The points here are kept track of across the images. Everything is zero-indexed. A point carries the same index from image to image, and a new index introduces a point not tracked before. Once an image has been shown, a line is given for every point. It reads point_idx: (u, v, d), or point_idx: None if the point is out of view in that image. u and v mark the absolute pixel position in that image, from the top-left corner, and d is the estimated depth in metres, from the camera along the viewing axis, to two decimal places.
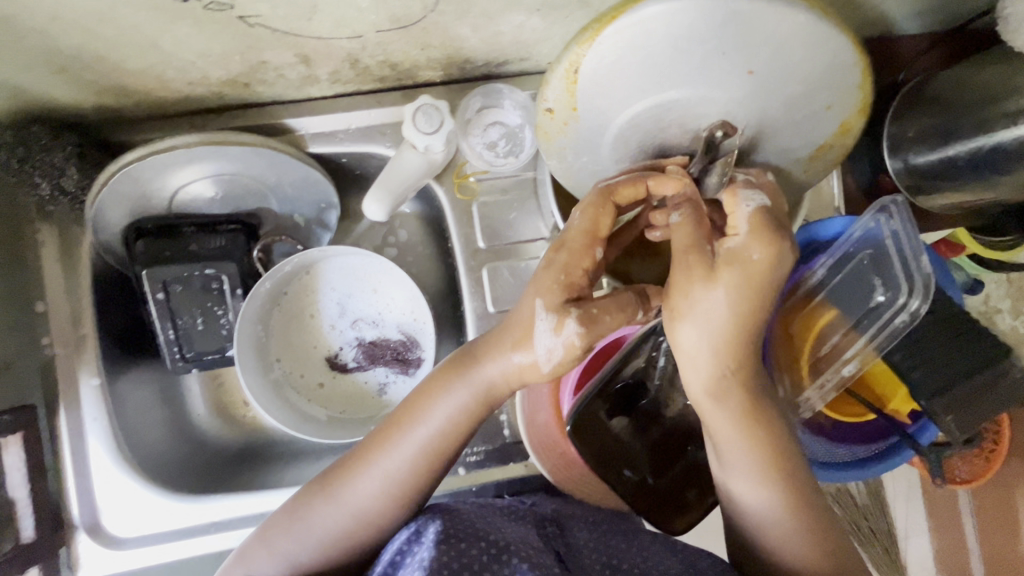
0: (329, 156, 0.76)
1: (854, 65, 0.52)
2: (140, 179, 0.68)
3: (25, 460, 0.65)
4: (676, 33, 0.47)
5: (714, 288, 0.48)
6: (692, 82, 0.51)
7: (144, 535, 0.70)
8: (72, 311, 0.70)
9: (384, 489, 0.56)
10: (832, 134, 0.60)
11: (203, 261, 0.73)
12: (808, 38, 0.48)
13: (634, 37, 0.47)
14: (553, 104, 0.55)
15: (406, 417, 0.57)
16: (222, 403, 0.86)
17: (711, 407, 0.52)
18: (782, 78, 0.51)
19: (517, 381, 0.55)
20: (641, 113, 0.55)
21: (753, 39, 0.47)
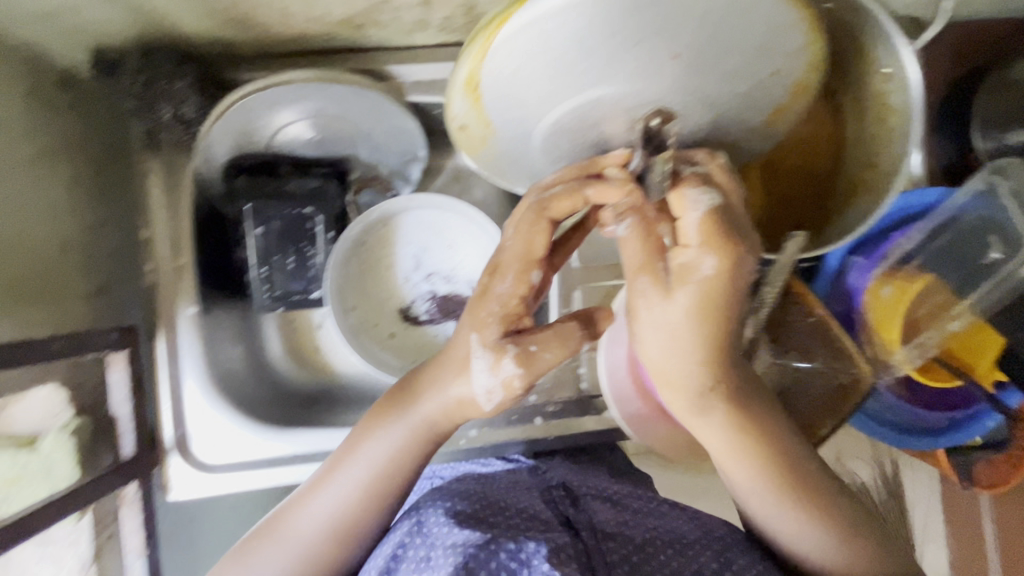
0: (425, 106, 0.77)
1: (796, 22, 0.43)
2: (250, 114, 0.70)
3: (128, 379, 0.67)
4: (571, 36, 0.40)
5: (670, 305, 0.43)
6: (614, 81, 0.44)
7: (232, 462, 0.73)
8: (174, 241, 0.72)
9: (334, 520, 0.53)
10: (787, 95, 0.53)
11: (299, 200, 0.74)
12: (731, 11, 0.40)
13: (534, 42, 0.40)
14: (462, 120, 0.53)
15: (344, 458, 0.54)
16: (294, 343, 0.85)
17: (700, 420, 0.48)
18: (717, 48, 0.42)
19: (456, 410, 0.52)
20: (568, 114, 0.48)
21: (608, 31, 0.39)
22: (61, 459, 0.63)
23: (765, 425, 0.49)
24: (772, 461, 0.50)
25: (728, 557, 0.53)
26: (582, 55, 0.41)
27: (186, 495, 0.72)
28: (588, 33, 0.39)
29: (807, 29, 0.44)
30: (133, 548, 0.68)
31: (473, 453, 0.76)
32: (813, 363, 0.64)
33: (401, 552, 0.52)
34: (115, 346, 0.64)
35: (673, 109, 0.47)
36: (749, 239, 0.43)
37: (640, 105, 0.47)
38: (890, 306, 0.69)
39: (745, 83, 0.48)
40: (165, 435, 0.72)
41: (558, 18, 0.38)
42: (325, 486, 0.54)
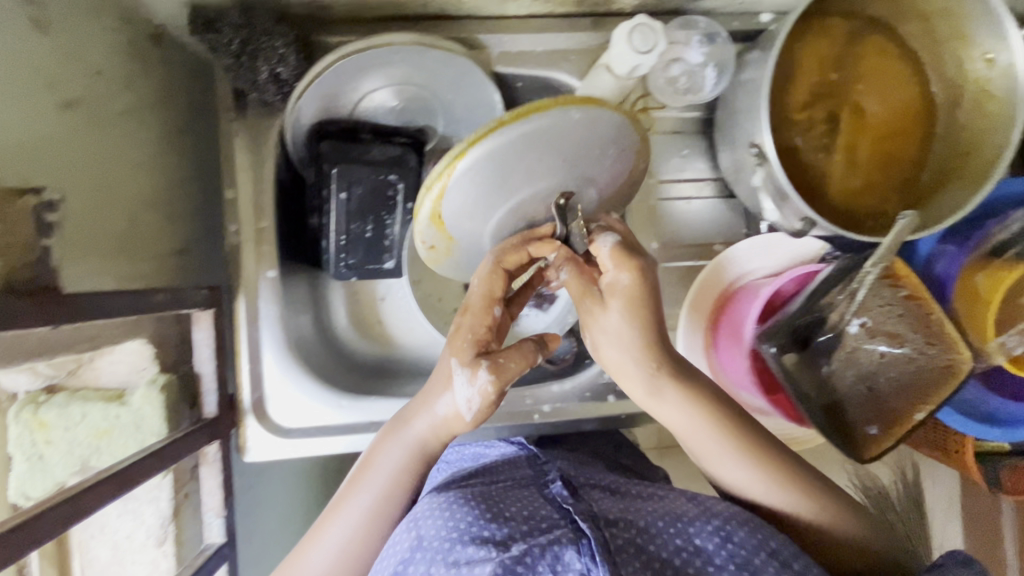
0: (509, 78, 0.76)
1: (620, 122, 0.57)
2: (343, 76, 0.68)
3: (212, 339, 0.66)
4: (504, 159, 0.54)
5: (608, 313, 0.56)
6: (530, 184, 0.59)
7: (307, 427, 0.73)
8: (257, 202, 0.72)
9: (360, 521, 0.58)
10: (632, 160, 0.63)
11: (383, 167, 0.72)
12: (582, 127, 0.55)
13: (479, 170, 0.54)
14: (431, 242, 0.62)
15: (351, 489, 0.60)
16: (360, 317, 0.85)
17: (659, 398, 0.59)
18: (581, 154, 0.58)
19: (443, 430, 0.59)
20: (518, 198, 0.60)
21: (545, 146, 0.55)
22: (149, 414, 0.64)
23: (716, 404, 0.59)
24: (739, 433, 0.59)
25: (727, 531, 0.51)
26: (532, 160, 0.56)
27: (263, 455, 0.72)
28: (535, 146, 0.54)
29: (631, 123, 0.58)
30: (210, 507, 0.67)
31: (545, 427, 0.77)
32: (903, 348, 0.65)
33: (405, 567, 0.50)
34: (202, 305, 0.62)
35: (578, 182, 0.61)
36: (648, 260, 0.57)
37: (552, 185, 0.59)
38: (986, 294, 0.67)
39: (616, 168, 0.63)
40: (243, 396, 0.72)
41: (515, 137, 0.53)
42: (350, 497, 0.60)
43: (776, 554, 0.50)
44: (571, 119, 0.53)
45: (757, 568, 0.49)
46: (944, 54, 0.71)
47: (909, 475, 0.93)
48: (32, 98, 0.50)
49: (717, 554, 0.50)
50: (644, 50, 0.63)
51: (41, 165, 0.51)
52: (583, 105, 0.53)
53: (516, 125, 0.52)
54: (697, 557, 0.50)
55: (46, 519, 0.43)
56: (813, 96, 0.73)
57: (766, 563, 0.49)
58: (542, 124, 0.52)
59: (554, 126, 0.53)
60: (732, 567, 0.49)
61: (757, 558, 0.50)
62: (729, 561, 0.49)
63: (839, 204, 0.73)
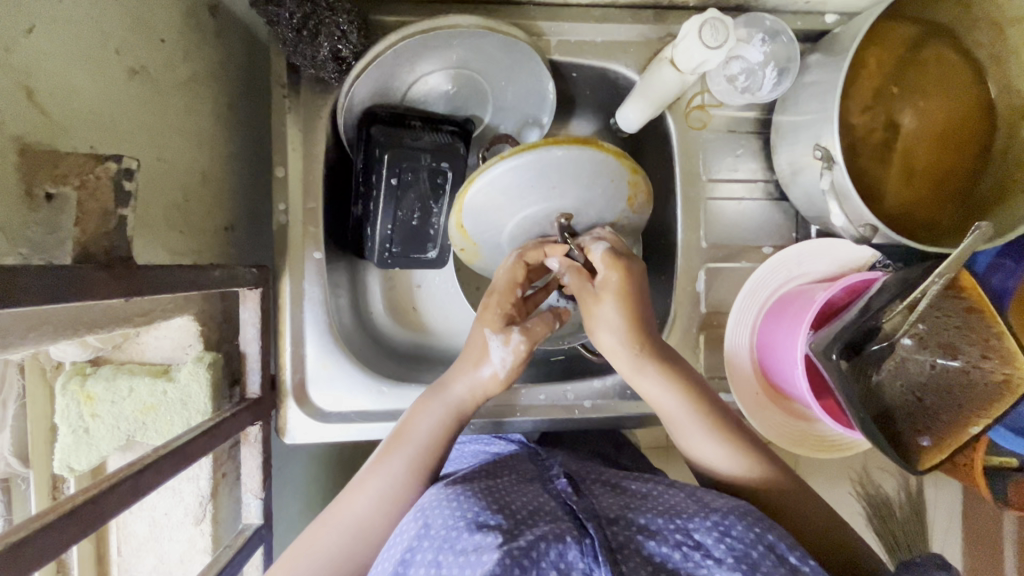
0: (565, 67, 0.75)
1: (606, 156, 0.57)
2: (399, 60, 0.65)
3: (258, 317, 0.64)
4: (502, 188, 0.58)
5: (602, 305, 0.59)
6: (530, 206, 0.61)
7: (346, 411, 0.72)
8: (306, 181, 0.70)
9: (385, 497, 0.57)
10: (627, 192, 0.64)
11: (433, 154, 0.70)
12: (569, 162, 0.57)
13: (483, 193, 0.59)
14: (462, 246, 0.67)
15: (398, 438, 0.60)
16: (396, 304, 0.84)
17: (644, 382, 0.61)
18: (568, 186, 0.59)
19: (486, 390, 0.63)
20: (520, 224, 0.64)
21: (534, 178, 0.58)
22: (196, 391, 0.63)
23: (696, 382, 0.62)
24: (715, 412, 0.61)
25: (725, 525, 0.46)
26: (522, 192, 0.59)
27: (302, 437, 0.71)
28: (522, 180, 0.58)
29: (617, 158, 0.58)
30: (249, 488, 0.67)
31: (585, 422, 0.76)
32: (958, 361, 0.64)
33: (410, 557, 0.46)
34: (251, 285, 0.60)
35: (574, 212, 0.63)
36: (636, 263, 0.60)
37: (548, 215, 0.63)
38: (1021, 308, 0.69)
39: (614, 198, 0.64)
40: (285, 377, 0.71)
41: (504, 171, 0.57)
42: (373, 473, 0.58)
43: (775, 549, 0.45)
44: (557, 157, 0.56)
45: (756, 563, 0.44)
46: (1009, 63, 0.69)
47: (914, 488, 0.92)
48: (102, 65, 0.49)
49: (717, 547, 0.45)
50: (713, 46, 0.61)
51: (107, 134, 0.50)
52: (568, 144, 0.55)
53: (502, 163, 0.56)
54: (693, 552, 0.45)
55: (113, 495, 0.42)
56: (873, 100, 0.72)
57: (766, 558, 0.44)
58: (524, 161, 0.56)
59: (536, 163, 0.56)
60: (732, 561, 0.44)
61: (755, 551, 0.44)
62: (728, 554, 0.44)
63: (894, 212, 0.71)
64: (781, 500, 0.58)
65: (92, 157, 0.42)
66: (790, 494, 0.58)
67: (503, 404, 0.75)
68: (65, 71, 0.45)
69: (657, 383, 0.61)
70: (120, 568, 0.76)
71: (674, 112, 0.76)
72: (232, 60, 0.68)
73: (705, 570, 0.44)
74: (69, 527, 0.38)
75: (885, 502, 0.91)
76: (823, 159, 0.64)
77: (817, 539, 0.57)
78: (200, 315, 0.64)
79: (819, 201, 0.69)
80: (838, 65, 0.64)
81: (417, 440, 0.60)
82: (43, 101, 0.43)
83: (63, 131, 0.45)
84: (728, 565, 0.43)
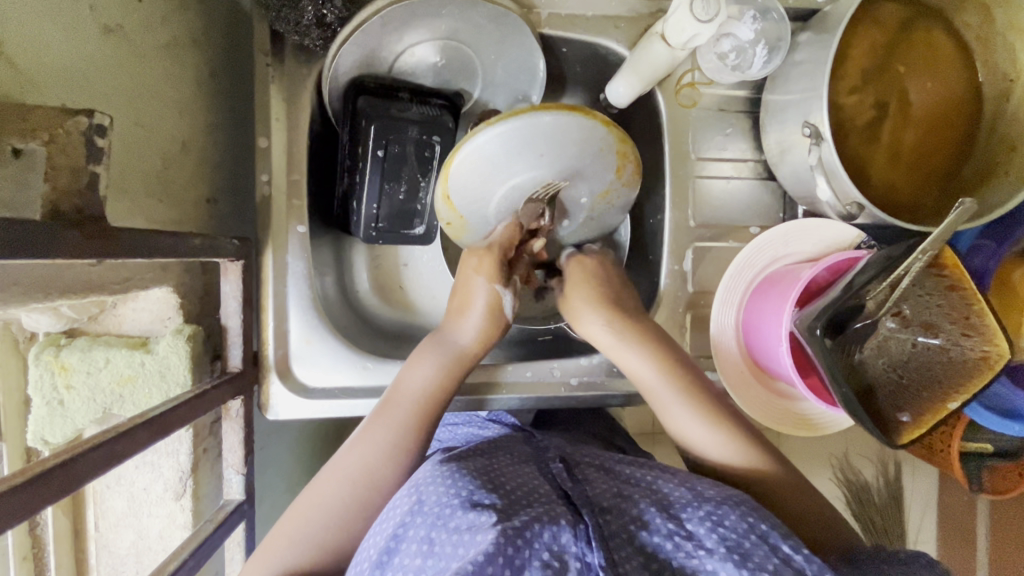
0: (555, 43, 0.74)
1: (595, 124, 0.55)
2: (387, 29, 0.64)
3: (240, 291, 0.62)
4: (490, 156, 0.55)
5: (580, 296, 0.70)
6: (517, 173, 0.57)
7: (329, 388, 0.71)
8: (290, 153, 0.69)
9: (398, 442, 0.59)
10: (617, 162, 0.61)
11: (418, 128, 0.69)
12: (557, 130, 0.54)
13: (470, 161, 0.56)
14: (447, 219, 0.62)
15: (390, 397, 0.62)
16: (382, 282, 0.83)
17: (627, 361, 0.66)
18: (558, 155, 0.56)
19: (488, 338, 0.66)
20: (508, 193, 0.60)
21: (521, 145, 0.55)
22: (175, 364, 0.62)
23: (671, 352, 0.66)
24: (688, 383, 0.65)
25: (718, 515, 0.46)
26: (509, 160, 0.56)
27: (286, 413, 0.70)
28: (510, 147, 0.55)
29: (606, 127, 0.56)
30: (231, 463, 0.66)
31: (571, 400, 0.76)
32: (938, 339, 0.65)
33: (402, 533, 0.45)
34: (233, 256, 0.59)
35: (560, 182, 0.60)
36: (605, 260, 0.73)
37: (538, 183, 0.59)
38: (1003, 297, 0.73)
39: (602, 171, 0.61)
40: (268, 353, 0.70)
41: (490, 139, 0.54)
42: (385, 413, 0.61)
43: (766, 538, 0.45)
44: (544, 124, 0.54)
45: (749, 553, 0.43)
46: (996, 45, 0.70)
47: (891, 472, 0.93)
48: (75, 22, 0.47)
49: (708, 538, 0.45)
50: (704, 20, 0.60)
51: (80, 93, 0.48)
52: (554, 111, 0.53)
53: (489, 129, 0.54)
54: (683, 540, 0.45)
55: (87, 461, 0.41)
56: (863, 80, 0.72)
57: (758, 548, 0.44)
58: (511, 128, 0.53)
59: (522, 130, 0.54)
60: (723, 551, 0.43)
61: (747, 541, 0.44)
62: (719, 544, 0.44)
63: (880, 193, 0.72)
64: (760, 471, 0.59)
65: (63, 112, 0.41)
66: (766, 464, 0.59)
67: (485, 382, 0.74)
68: (33, 23, 0.44)
69: (640, 361, 0.66)
70: (97, 544, 0.75)
71: (665, 90, 0.75)
72: (214, 25, 0.66)
73: (697, 560, 0.43)
74: (40, 493, 0.37)
75: (862, 486, 0.92)
76: (812, 136, 0.64)
77: (793, 511, 0.57)
78: (180, 287, 0.63)
79: (807, 180, 0.69)
80: (827, 44, 0.64)
81: (417, 388, 0.62)
82: (12, 52, 0.42)
83: (31, 85, 0.44)
84: (720, 555, 0.43)
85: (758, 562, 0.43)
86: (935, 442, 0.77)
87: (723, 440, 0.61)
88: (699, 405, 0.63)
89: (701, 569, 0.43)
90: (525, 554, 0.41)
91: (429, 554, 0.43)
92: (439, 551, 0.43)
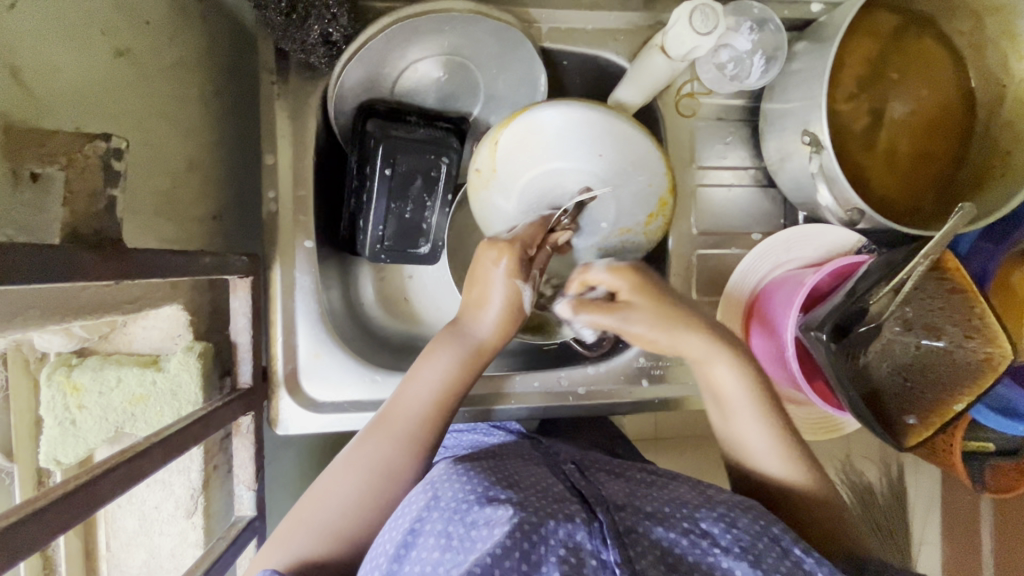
0: (555, 55, 0.75)
1: (656, 154, 0.65)
2: (392, 45, 0.64)
3: (249, 307, 0.63)
4: (560, 129, 0.62)
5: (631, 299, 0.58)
6: (568, 158, 0.64)
7: (338, 401, 0.71)
8: (296, 169, 0.70)
9: (409, 439, 0.57)
10: (654, 207, 0.69)
11: (426, 147, 0.70)
12: (626, 138, 0.63)
13: (537, 124, 0.62)
14: (479, 165, 0.67)
15: (399, 397, 0.59)
16: (387, 294, 0.83)
17: (713, 370, 0.60)
18: (613, 160, 0.64)
19: (507, 332, 0.63)
20: (548, 173, 0.65)
21: (589, 134, 0.62)
22: (186, 381, 0.62)
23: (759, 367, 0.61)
24: (767, 399, 0.60)
25: (731, 517, 0.47)
26: (570, 145, 0.63)
27: (296, 428, 0.70)
28: (582, 130, 0.62)
29: (665, 162, 0.66)
30: (243, 479, 0.66)
31: (578, 408, 0.77)
32: (942, 342, 0.66)
33: (419, 527, 0.45)
34: (243, 272, 0.59)
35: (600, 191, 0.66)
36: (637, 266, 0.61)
37: (578, 181, 0.65)
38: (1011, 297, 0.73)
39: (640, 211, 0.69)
40: (277, 367, 0.70)
41: (568, 111, 0.61)
42: (397, 406, 0.59)
43: (779, 541, 0.46)
44: (622, 126, 0.62)
45: (761, 554, 0.45)
46: (987, 52, 0.71)
47: (897, 472, 0.94)
48: (85, 45, 0.48)
49: (724, 537, 0.46)
50: (704, 32, 0.62)
51: (93, 115, 0.49)
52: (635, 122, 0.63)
53: (575, 102, 0.60)
54: (700, 539, 0.45)
55: (106, 482, 0.42)
56: (859, 88, 0.73)
57: (771, 550, 0.45)
58: (595, 113, 0.61)
59: (599, 120, 0.61)
60: (738, 550, 0.45)
61: (761, 543, 0.46)
62: (734, 544, 0.45)
63: (880, 197, 0.73)
64: (818, 499, 0.57)
65: (78, 136, 0.42)
66: (825, 494, 0.57)
67: (495, 393, 0.75)
68: (48, 49, 0.44)
69: (729, 373, 0.59)
70: (109, 563, 0.75)
71: (664, 100, 0.76)
72: (220, 46, 0.67)
73: (713, 558, 0.44)
74: (63, 514, 0.38)
75: (867, 488, 0.93)
76: (811, 144, 0.65)
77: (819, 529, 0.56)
78: (189, 304, 0.63)
79: (807, 187, 0.70)
80: (824, 53, 0.65)
81: (432, 384, 0.59)
82: (27, 79, 0.43)
83: (47, 111, 0.44)
84: (734, 555, 0.44)
85: (770, 565, 0.44)
86: (938, 443, 0.76)
87: (785, 459, 0.58)
88: (772, 417, 0.59)
89: (717, 566, 0.44)
90: (541, 549, 0.41)
91: (447, 548, 0.43)
92: (457, 545, 0.43)
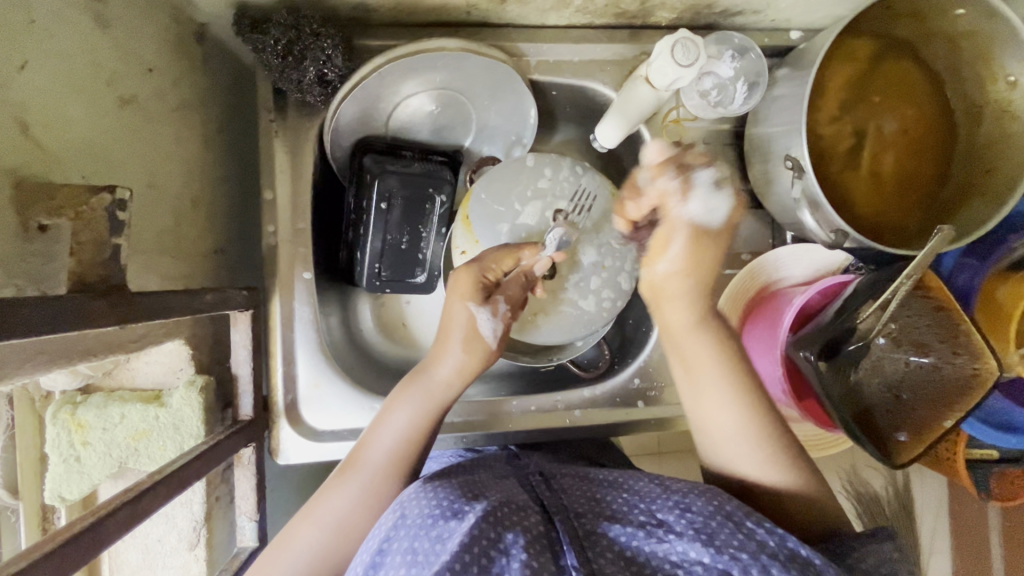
0: (544, 86, 0.78)
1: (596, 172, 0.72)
2: (385, 83, 0.67)
3: (249, 339, 0.64)
4: (504, 179, 0.69)
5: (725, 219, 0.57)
6: (525, 197, 0.69)
7: (339, 429, 0.72)
8: (294, 203, 0.71)
9: (376, 479, 0.60)
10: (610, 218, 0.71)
11: (421, 181, 0.72)
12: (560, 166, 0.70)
13: (484, 186, 0.69)
14: (463, 246, 0.70)
15: (371, 437, 0.62)
16: (386, 321, 0.84)
17: (691, 343, 0.61)
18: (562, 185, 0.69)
19: (468, 372, 0.66)
20: (519, 223, 0.68)
21: (530, 168, 0.69)
22: (188, 416, 0.64)
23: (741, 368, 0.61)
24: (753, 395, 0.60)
25: (685, 502, 0.49)
26: (519, 184, 0.69)
27: (297, 457, 0.71)
28: (521, 170, 0.69)
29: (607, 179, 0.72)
30: (244, 511, 0.67)
31: (575, 429, 0.78)
32: (929, 358, 0.66)
33: (387, 546, 0.46)
34: (243, 306, 0.60)
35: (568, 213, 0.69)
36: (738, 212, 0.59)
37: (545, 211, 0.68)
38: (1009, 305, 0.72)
39: (606, 224, 0.70)
40: (277, 399, 0.71)
41: (502, 167, 0.70)
42: (368, 450, 0.61)
43: (733, 516, 0.48)
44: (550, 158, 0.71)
45: (715, 532, 0.46)
46: (964, 73, 0.73)
47: (901, 485, 0.93)
48: (92, 97, 0.50)
49: (678, 523, 0.47)
50: (685, 64, 0.64)
51: (101, 164, 0.51)
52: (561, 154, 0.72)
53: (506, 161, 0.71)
54: (656, 527, 0.47)
55: (111, 523, 0.43)
56: (840, 111, 0.75)
57: (723, 527, 0.46)
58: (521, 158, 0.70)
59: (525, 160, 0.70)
60: (692, 532, 0.46)
61: (713, 521, 0.47)
62: (688, 527, 0.46)
63: (864, 217, 0.74)
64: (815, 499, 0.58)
65: (87, 188, 0.44)
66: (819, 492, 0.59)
67: (492, 417, 0.76)
68: (57, 106, 0.46)
69: (726, 395, 0.60)
70: None
71: (650, 126, 0.78)
72: (219, 88, 0.69)
73: (667, 543, 0.46)
74: (71, 554, 0.39)
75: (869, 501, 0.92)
76: (795, 168, 0.67)
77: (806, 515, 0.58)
78: (190, 339, 0.65)
79: (790, 211, 0.71)
80: (803, 81, 0.67)
81: (393, 433, 0.62)
82: (38, 134, 0.45)
83: (56, 162, 0.46)
84: (688, 536, 0.46)
85: (724, 539, 0.45)
86: (941, 451, 0.77)
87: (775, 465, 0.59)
88: (763, 421, 0.60)
89: (671, 551, 0.45)
90: (499, 562, 0.42)
91: (413, 564, 0.44)
92: (422, 559, 0.44)
